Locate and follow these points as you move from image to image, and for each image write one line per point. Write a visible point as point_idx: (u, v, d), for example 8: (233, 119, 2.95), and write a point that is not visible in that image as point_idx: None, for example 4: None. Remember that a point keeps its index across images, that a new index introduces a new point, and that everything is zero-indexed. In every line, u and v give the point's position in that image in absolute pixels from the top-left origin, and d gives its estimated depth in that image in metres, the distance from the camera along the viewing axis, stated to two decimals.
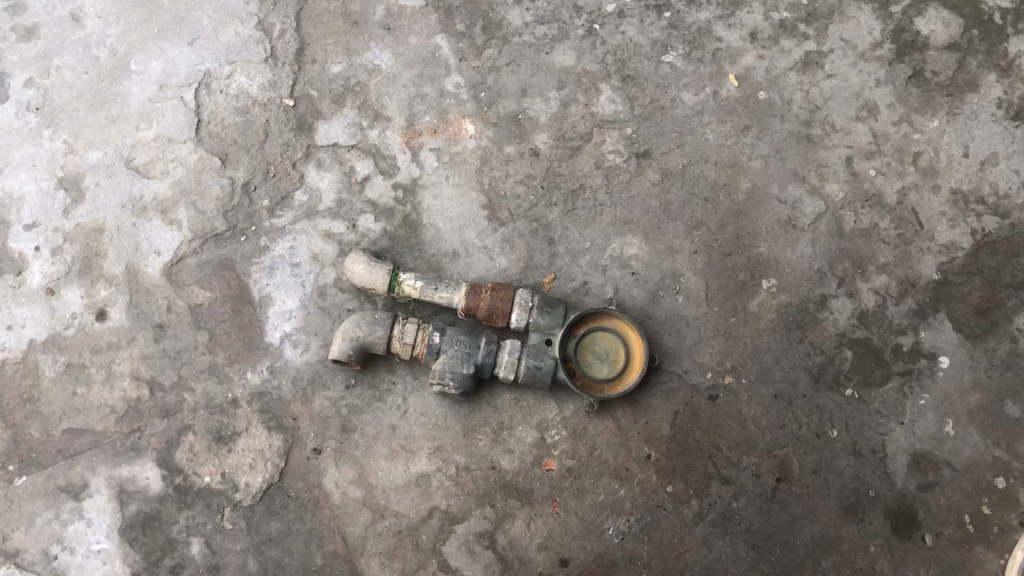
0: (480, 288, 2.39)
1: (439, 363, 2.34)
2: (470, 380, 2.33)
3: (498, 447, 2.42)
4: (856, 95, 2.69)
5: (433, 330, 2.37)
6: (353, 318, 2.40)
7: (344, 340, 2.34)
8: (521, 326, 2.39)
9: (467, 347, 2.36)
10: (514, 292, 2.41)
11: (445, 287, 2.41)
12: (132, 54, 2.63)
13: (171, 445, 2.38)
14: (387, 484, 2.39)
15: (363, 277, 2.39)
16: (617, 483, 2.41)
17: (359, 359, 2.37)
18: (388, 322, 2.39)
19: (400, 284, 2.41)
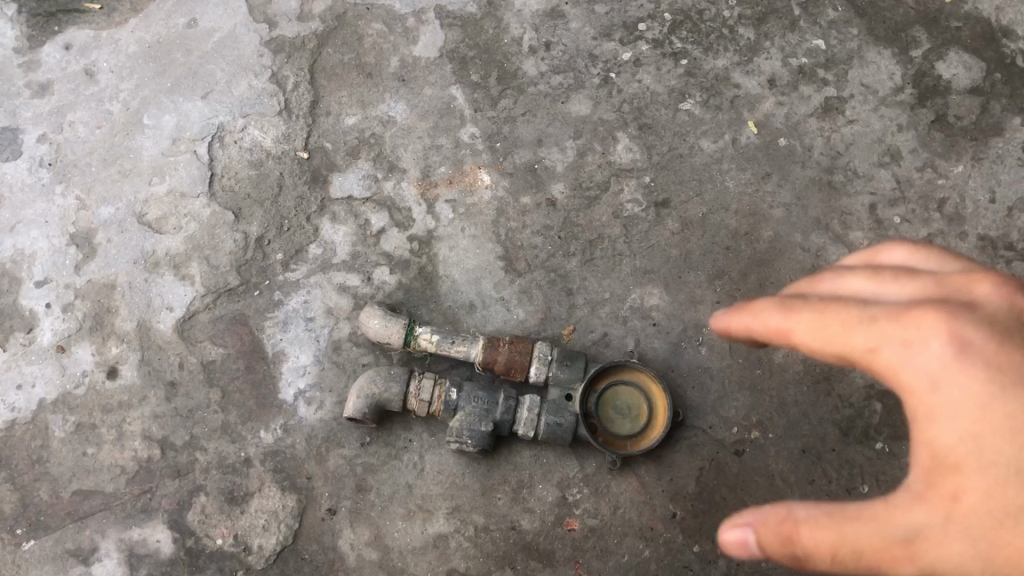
0: (497, 342, 2.34)
1: (456, 421, 2.28)
2: (489, 437, 2.28)
3: (517, 506, 2.35)
4: (878, 141, 2.65)
5: (449, 386, 2.31)
6: (368, 373, 2.35)
7: (359, 397, 2.29)
8: (540, 381, 2.34)
9: (485, 403, 2.30)
10: (532, 345, 2.35)
11: (462, 341, 2.36)
12: (145, 109, 2.62)
13: (183, 507, 2.32)
14: (404, 546, 2.33)
15: (379, 331, 2.34)
16: (641, 543, 2.34)
17: (375, 416, 2.31)
18: (404, 378, 2.33)
19: (416, 338, 2.36)
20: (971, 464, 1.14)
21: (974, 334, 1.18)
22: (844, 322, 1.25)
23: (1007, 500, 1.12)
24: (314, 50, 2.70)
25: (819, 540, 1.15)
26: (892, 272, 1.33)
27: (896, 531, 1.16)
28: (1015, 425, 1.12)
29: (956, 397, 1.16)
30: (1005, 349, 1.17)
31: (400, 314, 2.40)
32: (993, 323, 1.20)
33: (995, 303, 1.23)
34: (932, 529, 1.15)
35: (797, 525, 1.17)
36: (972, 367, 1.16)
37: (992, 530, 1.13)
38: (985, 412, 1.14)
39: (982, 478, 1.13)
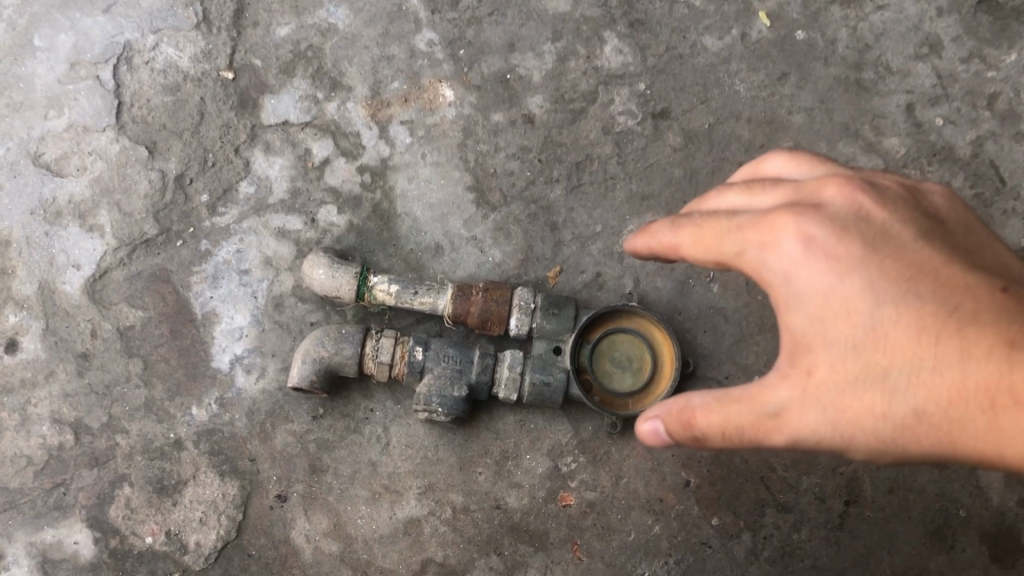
0: (469, 290, 1.95)
1: (423, 385, 1.90)
2: (463, 403, 1.89)
3: (501, 482, 1.98)
4: (915, 29, 2.22)
5: (413, 344, 1.92)
6: (315, 333, 1.96)
7: (305, 363, 1.90)
8: (523, 334, 1.95)
9: (457, 363, 1.91)
10: (511, 291, 1.96)
11: (427, 291, 1.97)
12: (35, 27, 2.14)
13: (103, 501, 1.96)
14: (369, 535, 1.97)
15: (326, 285, 1.95)
16: (649, 518, 1.98)
17: (325, 384, 1.93)
18: (359, 337, 1.94)
19: (371, 289, 1.97)
20: (824, 345, 1.18)
21: (819, 227, 1.20)
22: (715, 232, 1.28)
23: (852, 372, 1.16)
24: None
25: (710, 423, 1.20)
26: (762, 181, 1.34)
27: (769, 410, 1.19)
28: (855, 305, 1.16)
29: (806, 288, 1.19)
30: (848, 237, 1.19)
31: (351, 262, 2.01)
32: (839, 216, 1.22)
33: (844, 195, 1.24)
34: (797, 406, 1.18)
35: (693, 411, 1.22)
36: (818, 257, 1.18)
37: (844, 400, 1.17)
38: (830, 297, 1.17)
39: (833, 356, 1.17)
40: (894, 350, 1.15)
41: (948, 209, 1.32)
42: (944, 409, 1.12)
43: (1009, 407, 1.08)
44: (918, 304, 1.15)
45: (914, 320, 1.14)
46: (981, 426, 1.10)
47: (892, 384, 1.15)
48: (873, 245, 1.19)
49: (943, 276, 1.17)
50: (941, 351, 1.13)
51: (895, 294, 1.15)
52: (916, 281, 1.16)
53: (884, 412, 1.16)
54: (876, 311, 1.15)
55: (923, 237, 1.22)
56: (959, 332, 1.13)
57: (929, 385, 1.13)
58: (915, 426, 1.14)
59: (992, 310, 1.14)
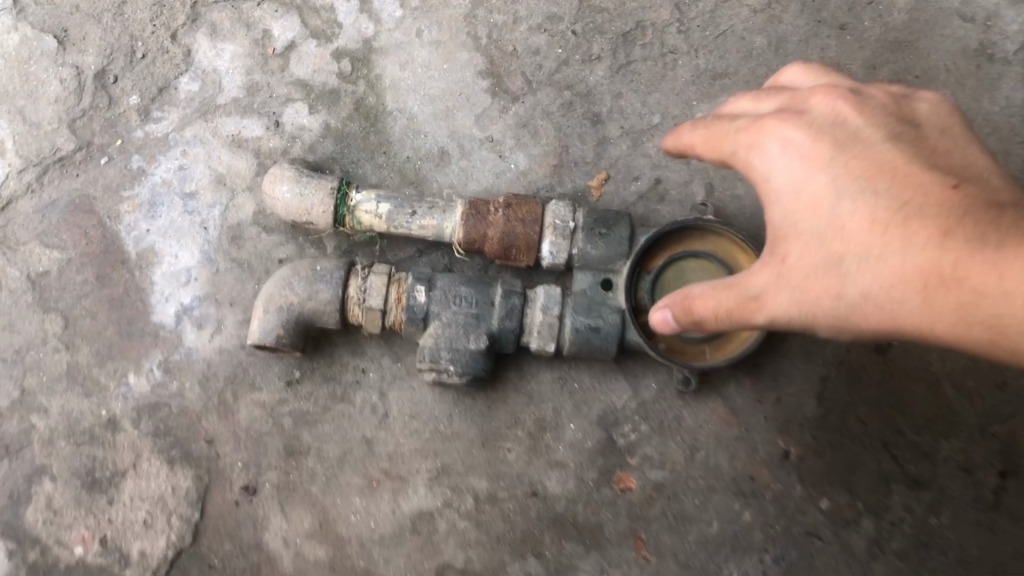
0: (484, 208, 1.44)
1: (428, 335, 1.41)
2: (483, 358, 1.40)
3: (538, 462, 1.49)
4: None
5: (413, 283, 1.42)
6: (280, 272, 1.47)
7: (270, 312, 1.42)
8: (560, 263, 1.44)
9: (473, 306, 1.41)
10: (541, 207, 1.45)
11: (429, 212, 1.46)
12: None
13: (18, 501, 1.50)
14: (365, 535, 1.49)
15: (293, 207, 1.45)
16: (737, 502, 1.48)
17: (298, 340, 1.44)
18: (340, 275, 1.43)
19: (354, 210, 1.47)
20: (793, 235, 1.02)
21: (797, 128, 1.04)
22: (711, 133, 1.12)
23: (815, 259, 0.99)
24: None
25: (704, 312, 1.06)
26: (773, 84, 1.16)
27: (741, 295, 1.04)
28: (822, 198, 1.00)
29: (780, 186, 1.03)
30: (822, 134, 1.03)
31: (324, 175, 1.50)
32: (815, 116, 1.05)
33: (820, 96, 1.07)
34: (774, 290, 1.02)
35: (691, 298, 1.07)
36: (792, 153, 1.03)
37: (806, 283, 1.00)
38: (803, 193, 1.01)
39: (799, 246, 1.01)
40: (852, 236, 0.97)
41: (936, 116, 1.09)
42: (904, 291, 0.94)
43: (946, 290, 0.91)
44: (885, 188, 0.98)
45: (873, 209, 0.97)
46: (921, 311, 0.93)
47: (846, 269, 0.97)
48: (843, 142, 1.02)
49: (908, 171, 0.98)
50: (892, 240, 0.95)
51: (863, 181, 0.99)
52: (882, 174, 0.99)
53: (835, 296, 0.98)
54: (841, 204, 0.99)
55: (901, 138, 1.03)
56: (909, 218, 0.94)
57: (881, 269, 0.95)
58: (864, 312, 0.97)
59: (944, 202, 0.94)
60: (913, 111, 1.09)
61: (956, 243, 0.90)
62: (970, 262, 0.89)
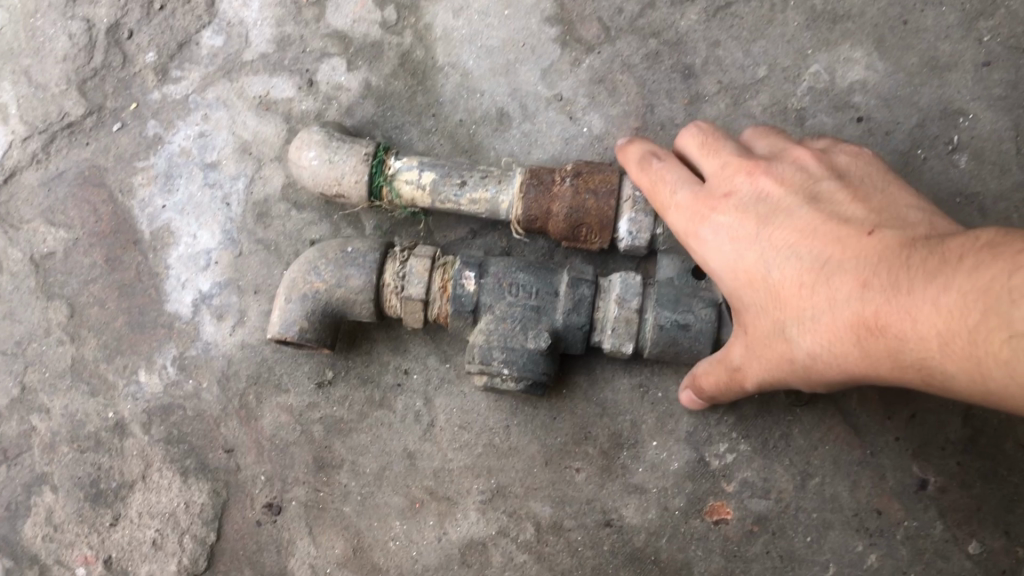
0: (548, 176, 1.19)
1: (476, 331, 1.16)
2: (543, 360, 1.15)
3: (611, 485, 1.24)
4: None
5: (461, 269, 1.17)
6: (307, 254, 1.24)
7: (292, 302, 1.19)
8: (638, 244, 1.18)
9: (533, 296, 1.16)
10: (618, 176, 1.18)
11: (481, 182, 1.21)
12: None
13: (16, 514, 1.31)
14: (406, 567, 1.26)
15: (321, 176, 1.23)
16: (860, 542, 1.20)
17: (326, 336, 1.21)
18: (375, 258, 1.20)
19: (393, 180, 1.23)
20: (743, 305, 0.99)
21: (719, 204, 1.00)
22: (654, 196, 1.07)
23: (763, 327, 0.97)
24: None
25: (709, 385, 1.07)
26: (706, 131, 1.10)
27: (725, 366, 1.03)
28: (750, 267, 0.96)
29: (712, 262, 1.00)
30: (748, 207, 0.99)
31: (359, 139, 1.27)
32: (740, 186, 1.01)
33: (745, 161, 1.03)
34: (746, 360, 1.00)
35: (698, 373, 1.09)
36: (720, 231, 0.99)
37: (765, 350, 0.97)
38: (735, 265, 0.98)
39: (751, 314, 0.98)
40: (788, 302, 0.93)
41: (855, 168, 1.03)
42: (854, 349, 0.88)
43: (877, 342, 0.86)
44: (811, 252, 0.93)
45: (799, 270, 0.93)
46: (866, 366, 0.88)
47: (792, 335, 0.93)
48: (765, 206, 0.98)
49: (827, 227, 0.94)
50: (818, 299, 0.91)
51: (788, 248, 0.94)
52: (802, 233, 0.94)
53: (790, 361, 0.94)
54: (768, 271, 0.95)
55: (824, 198, 0.98)
56: (827, 274, 0.90)
57: (816, 330, 0.91)
58: (819, 372, 0.93)
59: (861, 252, 0.90)
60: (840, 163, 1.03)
61: (875, 292, 0.86)
62: (886, 311, 0.84)
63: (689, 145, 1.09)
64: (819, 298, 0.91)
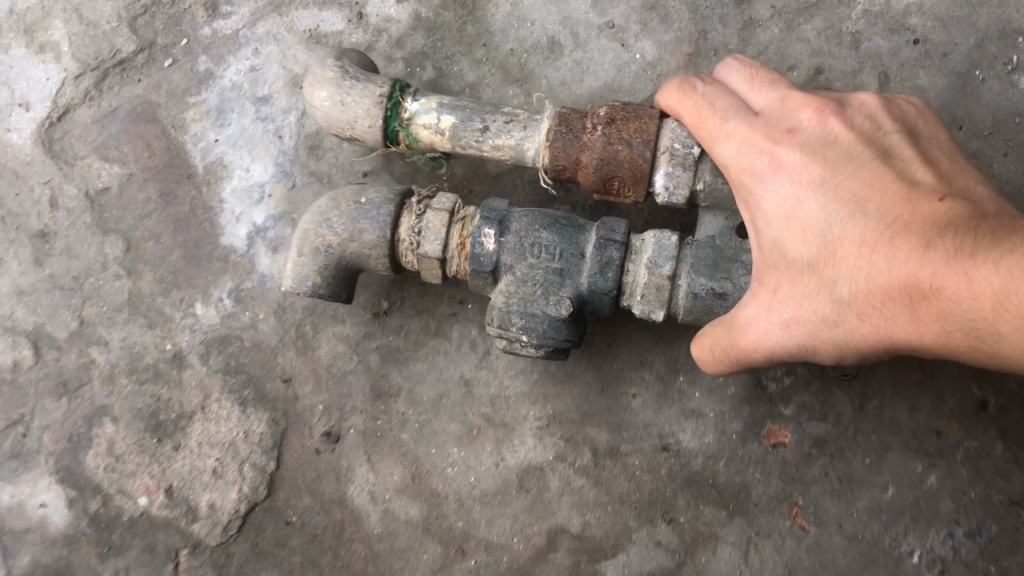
0: (578, 122, 1.09)
1: (498, 291, 1.10)
2: (567, 325, 1.08)
3: (668, 410, 1.24)
4: None
5: (479, 224, 1.10)
6: (318, 203, 1.18)
7: (304, 256, 1.13)
8: (673, 201, 1.08)
9: (556, 255, 1.08)
10: (656, 123, 1.07)
11: (506, 128, 1.14)
12: None
13: (79, 446, 1.33)
14: (464, 493, 1.26)
15: (333, 118, 1.17)
16: (920, 464, 1.20)
17: (340, 290, 1.16)
18: (390, 211, 1.13)
19: (411, 125, 1.17)
20: (781, 260, 0.91)
21: (782, 144, 0.92)
22: (699, 125, 1.00)
23: (806, 283, 0.88)
24: None
25: (708, 355, 0.99)
26: (759, 68, 1.02)
27: (738, 327, 0.94)
28: (809, 218, 0.88)
29: (763, 207, 0.92)
30: (812, 153, 0.91)
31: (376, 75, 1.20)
32: (804, 130, 0.93)
33: (808, 98, 0.96)
34: (766, 319, 0.91)
35: (697, 337, 1.01)
36: (781, 175, 0.91)
37: (801, 310, 0.89)
38: (787, 213, 0.90)
39: (791, 273, 0.90)
40: (844, 259, 0.86)
41: (921, 121, 0.98)
42: (908, 313, 0.83)
43: (930, 303, 0.82)
44: (875, 208, 0.86)
45: (864, 227, 0.86)
46: (915, 333, 0.83)
47: (841, 294, 0.86)
48: (829, 152, 0.91)
49: (895, 185, 0.88)
50: (876, 255, 0.84)
51: (850, 200, 0.87)
52: (869, 188, 0.88)
53: (832, 324, 0.87)
54: (829, 223, 0.87)
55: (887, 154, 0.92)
56: (891, 230, 0.84)
57: (872, 290, 0.85)
58: (861, 336, 0.87)
59: (930, 214, 0.84)
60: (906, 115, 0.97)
61: (944, 258, 0.81)
62: (947, 271, 0.81)
63: (742, 72, 1.02)
64: (880, 257, 0.84)
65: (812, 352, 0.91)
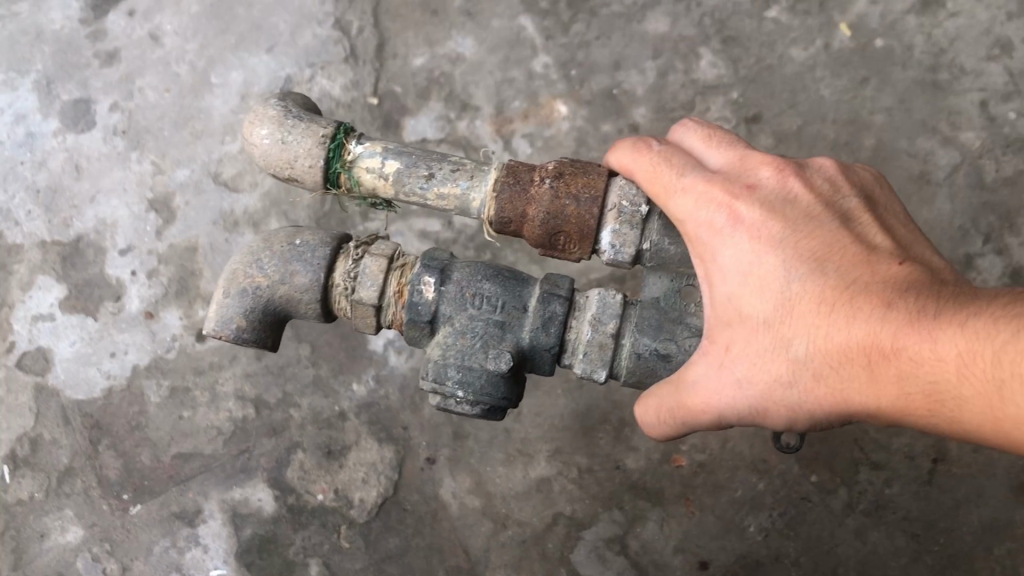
0: (525, 177, 1.35)
1: (434, 343, 1.36)
2: (502, 383, 1.34)
3: (620, 445, 2.25)
4: (986, 33, 2.43)
5: (419, 275, 1.36)
6: (248, 248, 1.43)
7: (232, 295, 1.38)
8: (611, 251, 1.32)
9: (489, 312, 1.35)
10: (603, 182, 1.33)
11: (452, 178, 1.38)
12: (212, 68, 2.55)
13: (281, 465, 2.30)
14: (506, 492, 2.26)
15: (273, 154, 1.39)
16: (755, 476, 2.20)
17: (262, 334, 1.40)
18: (327, 258, 1.39)
19: (351, 168, 1.40)
20: (738, 317, 1.20)
21: (748, 207, 1.22)
22: (657, 179, 1.27)
23: (762, 338, 1.18)
24: None
25: (653, 400, 1.30)
26: (710, 137, 1.34)
27: (683, 377, 1.25)
28: (770, 277, 1.18)
29: (722, 264, 1.21)
30: (773, 217, 1.21)
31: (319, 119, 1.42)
32: (767, 195, 1.24)
33: (770, 167, 1.27)
34: (721, 370, 1.21)
35: (648, 392, 1.32)
36: (743, 242, 1.20)
37: (758, 364, 1.19)
38: (744, 269, 1.20)
39: (745, 330, 1.20)
40: (797, 319, 1.17)
41: (876, 190, 1.33)
42: (859, 370, 1.13)
43: (885, 362, 1.12)
44: (827, 275, 1.17)
45: (820, 289, 1.16)
46: (868, 385, 1.13)
47: (795, 348, 1.17)
48: (794, 217, 1.22)
49: (847, 252, 1.19)
50: (834, 316, 1.15)
51: (808, 268, 1.18)
52: (824, 254, 1.19)
53: (785, 378, 1.18)
54: (789, 283, 1.17)
55: (842, 223, 1.24)
56: (847, 290, 1.15)
57: (825, 343, 1.15)
58: (812, 390, 1.17)
59: (877, 280, 1.16)
60: (860, 182, 1.33)
61: (896, 316, 1.12)
62: (903, 334, 1.10)
63: (700, 137, 1.34)
64: (834, 320, 1.15)
65: (763, 403, 1.20)
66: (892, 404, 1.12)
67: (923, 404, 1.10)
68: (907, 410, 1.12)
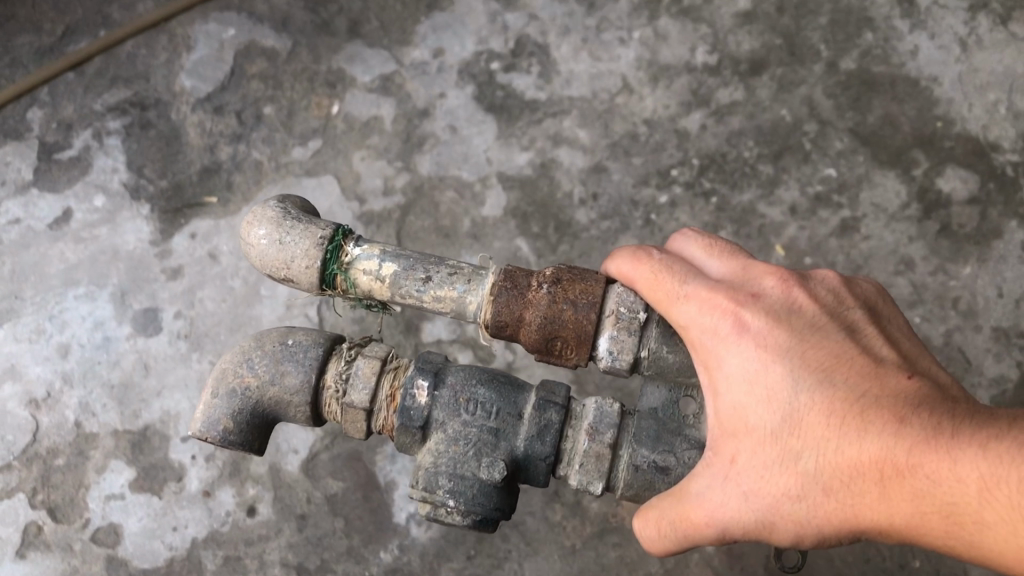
0: (523, 284, 1.59)
1: (428, 449, 1.58)
2: (495, 492, 1.55)
3: None
4: (893, 252, 3.02)
5: (411, 381, 1.59)
6: (238, 349, 1.69)
7: (223, 395, 1.63)
8: (611, 357, 1.55)
9: (487, 423, 1.57)
10: (600, 289, 1.57)
11: (450, 282, 1.63)
12: (261, 281, 3.06)
13: None
14: None
15: (272, 253, 1.63)
16: None
17: (247, 434, 1.64)
18: (319, 360, 1.65)
19: (347, 269, 1.64)
20: (745, 428, 1.41)
21: (758, 319, 1.45)
22: (659, 283, 1.51)
23: (772, 451, 1.38)
24: (398, 219, 3.11)
25: (652, 512, 1.47)
26: (703, 249, 1.61)
27: (684, 489, 1.44)
28: (780, 389, 1.39)
29: (728, 371, 1.43)
30: (779, 329, 1.44)
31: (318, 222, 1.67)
32: (772, 308, 1.48)
33: (778, 282, 1.52)
34: (725, 480, 1.40)
35: (646, 504, 1.49)
36: (751, 356, 1.42)
37: (766, 475, 1.38)
38: (754, 381, 1.41)
39: (750, 443, 1.39)
40: (807, 431, 1.37)
41: (880, 304, 1.59)
42: (871, 484, 1.32)
43: (895, 477, 1.31)
44: (832, 389, 1.38)
45: (825, 402, 1.37)
46: (878, 498, 1.32)
47: (802, 459, 1.36)
48: (805, 331, 1.46)
49: (852, 367, 1.41)
50: (845, 430, 1.35)
51: (812, 381, 1.39)
52: (834, 369, 1.40)
53: (794, 491, 1.36)
54: (797, 394, 1.38)
55: (847, 338, 1.47)
56: (856, 404, 1.36)
57: (832, 457, 1.35)
58: (814, 500, 1.36)
59: (887, 395, 1.37)
60: (863, 296, 1.59)
61: (908, 433, 1.32)
62: (916, 453, 1.30)
63: (701, 248, 1.62)
64: (841, 435, 1.35)
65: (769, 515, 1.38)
66: (898, 519, 1.31)
67: (943, 522, 1.28)
68: (913, 529, 1.31)
